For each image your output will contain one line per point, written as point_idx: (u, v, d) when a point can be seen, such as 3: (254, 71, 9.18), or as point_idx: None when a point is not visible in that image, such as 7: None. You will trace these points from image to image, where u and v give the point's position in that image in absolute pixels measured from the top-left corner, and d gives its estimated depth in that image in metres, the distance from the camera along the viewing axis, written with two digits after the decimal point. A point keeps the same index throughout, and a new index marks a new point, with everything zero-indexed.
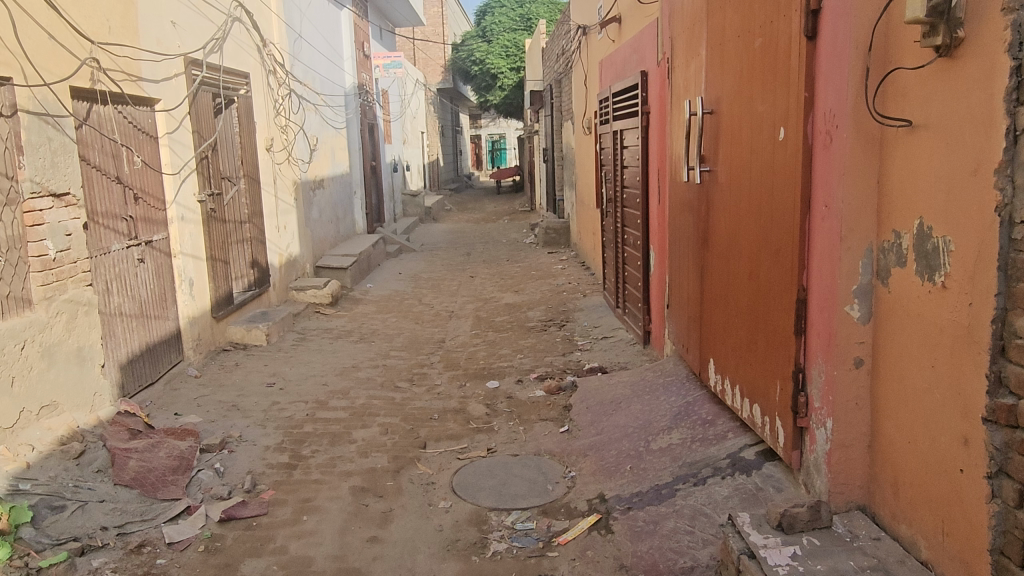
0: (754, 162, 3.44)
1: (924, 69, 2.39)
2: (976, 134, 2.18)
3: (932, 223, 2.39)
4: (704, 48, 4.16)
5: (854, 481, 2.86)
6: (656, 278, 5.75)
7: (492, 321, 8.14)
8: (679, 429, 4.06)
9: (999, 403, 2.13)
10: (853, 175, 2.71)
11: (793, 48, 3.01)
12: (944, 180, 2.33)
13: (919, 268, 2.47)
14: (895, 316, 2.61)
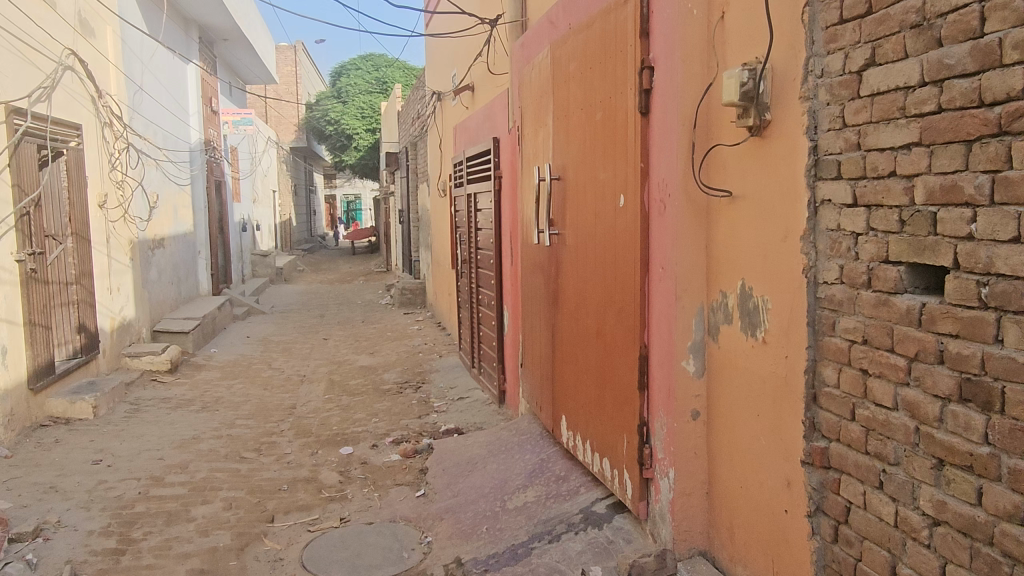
0: (598, 227, 3.65)
1: (740, 146, 2.68)
2: (784, 205, 2.45)
3: (753, 284, 2.63)
4: (551, 118, 4.41)
5: (696, 528, 3.01)
6: (510, 338, 5.87)
7: (347, 384, 7.90)
8: (534, 486, 4.12)
9: (814, 446, 2.35)
10: (684, 239, 2.94)
11: (629, 122, 3.27)
12: (760, 244, 2.59)
13: (743, 324, 2.70)
14: (726, 368, 2.82)
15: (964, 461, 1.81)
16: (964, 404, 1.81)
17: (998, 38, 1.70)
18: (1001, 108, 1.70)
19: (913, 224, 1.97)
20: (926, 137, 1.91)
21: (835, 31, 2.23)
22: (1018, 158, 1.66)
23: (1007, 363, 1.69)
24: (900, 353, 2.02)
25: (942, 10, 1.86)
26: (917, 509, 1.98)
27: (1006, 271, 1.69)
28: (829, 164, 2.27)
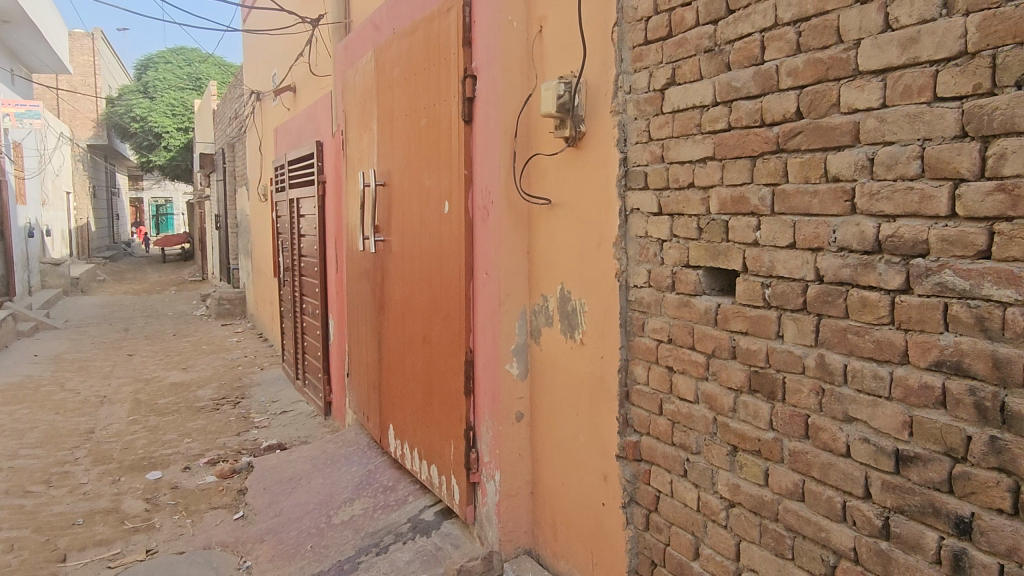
0: (423, 233, 3.64)
1: (557, 156, 2.79)
2: (598, 213, 2.58)
3: (571, 288, 2.75)
4: (375, 124, 4.35)
5: (521, 527, 3.08)
6: (336, 347, 5.70)
7: (155, 404, 7.27)
8: (361, 498, 4.03)
9: (627, 441, 2.49)
10: (506, 245, 3.00)
11: (452, 129, 3.30)
12: (577, 249, 2.71)
13: (562, 327, 2.81)
14: (547, 370, 2.92)
15: (754, 447, 2.00)
16: (752, 395, 2.00)
17: (775, 65, 1.90)
18: (779, 127, 1.90)
19: (709, 231, 2.15)
20: (719, 152, 2.09)
21: (640, 51, 2.39)
22: (793, 173, 1.86)
23: (786, 356, 1.88)
24: (699, 350, 2.19)
25: (730, 37, 2.04)
26: (716, 493, 2.15)
27: (785, 274, 1.89)
28: (637, 175, 2.43)
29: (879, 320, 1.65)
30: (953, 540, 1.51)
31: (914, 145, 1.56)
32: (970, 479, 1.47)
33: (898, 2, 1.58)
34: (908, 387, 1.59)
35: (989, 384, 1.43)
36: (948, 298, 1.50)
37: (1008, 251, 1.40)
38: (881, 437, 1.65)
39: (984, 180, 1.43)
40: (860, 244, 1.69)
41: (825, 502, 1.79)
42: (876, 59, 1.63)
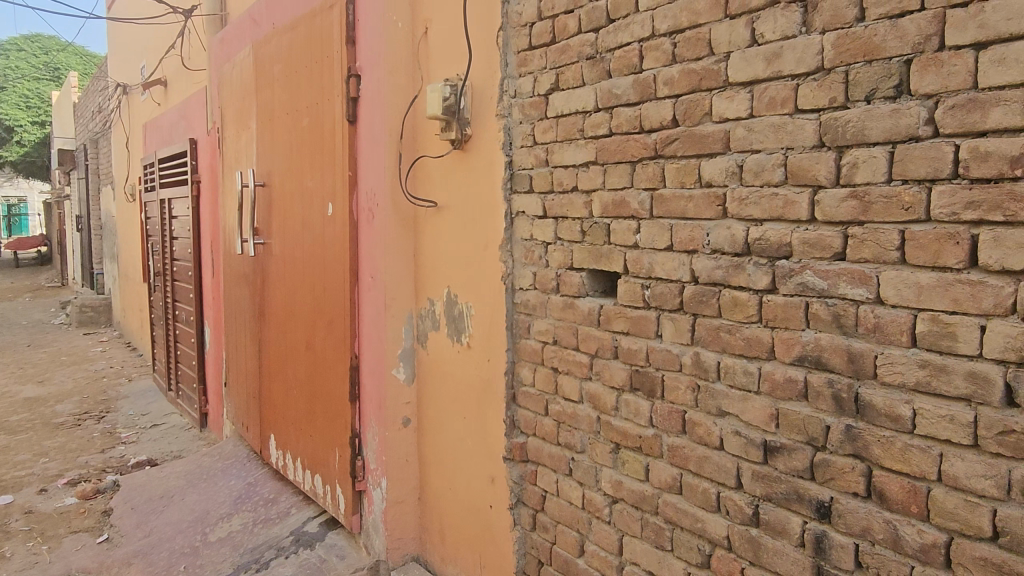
0: (305, 236, 3.53)
1: (444, 159, 2.78)
2: (484, 216, 2.59)
3: (457, 290, 2.74)
4: (253, 121, 4.17)
5: (408, 534, 3.04)
6: (212, 356, 5.42)
7: (5, 421, 6.64)
8: (240, 513, 3.84)
9: (513, 442, 2.50)
10: (392, 248, 2.96)
11: (335, 129, 3.21)
12: (463, 253, 2.70)
13: (449, 330, 2.80)
14: (434, 374, 2.90)
15: (635, 444, 2.06)
16: (633, 393, 2.06)
17: (653, 74, 1.97)
18: (656, 134, 1.97)
19: (592, 234, 2.20)
20: (601, 156, 2.15)
21: (525, 55, 2.42)
22: (670, 178, 1.93)
23: (665, 354, 1.95)
24: (583, 351, 2.23)
25: (610, 45, 2.10)
26: (599, 490, 2.20)
27: (663, 275, 1.96)
28: (522, 179, 2.45)
29: (749, 318, 1.74)
30: (815, 523, 1.61)
31: (778, 153, 1.66)
32: (829, 466, 1.57)
33: (763, 19, 1.68)
34: (775, 381, 1.68)
35: (846, 377, 1.54)
36: (809, 297, 1.61)
37: (860, 253, 1.51)
38: (751, 430, 1.74)
39: (839, 187, 1.54)
40: (732, 246, 1.77)
41: (701, 494, 1.87)
42: (744, 71, 1.72)
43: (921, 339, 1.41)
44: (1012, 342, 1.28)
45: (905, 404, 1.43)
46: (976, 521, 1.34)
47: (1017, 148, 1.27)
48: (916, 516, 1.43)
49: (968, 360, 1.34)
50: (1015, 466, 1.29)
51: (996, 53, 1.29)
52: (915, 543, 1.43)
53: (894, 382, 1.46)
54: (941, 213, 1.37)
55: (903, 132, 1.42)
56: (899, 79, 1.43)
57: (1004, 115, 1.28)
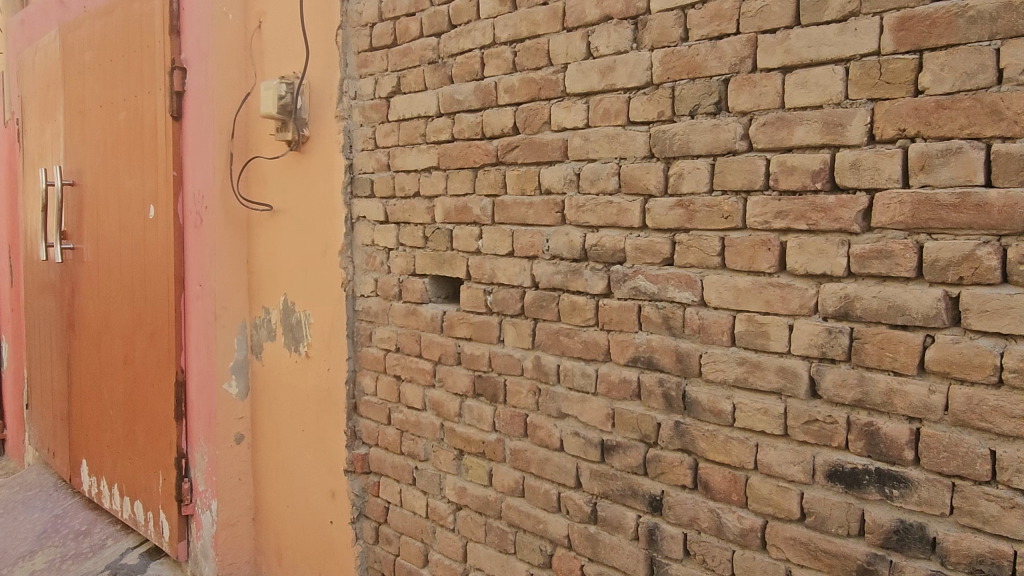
0: (123, 240, 3.23)
1: (279, 160, 2.65)
2: (323, 220, 2.50)
3: (294, 298, 2.62)
4: (61, 114, 3.77)
5: (242, 558, 2.85)
6: (11, 375, 4.83)
7: None
8: (45, 549, 3.43)
9: (355, 454, 2.42)
10: (223, 254, 2.78)
11: (158, 125, 2.97)
12: (301, 259, 2.59)
13: (286, 340, 2.66)
14: (270, 387, 2.75)
15: (478, 450, 2.06)
16: (476, 399, 2.06)
17: (494, 82, 1.99)
18: (497, 141, 1.99)
19: (435, 240, 2.18)
20: (443, 162, 2.14)
21: (366, 56, 2.36)
22: (511, 185, 1.96)
23: (506, 359, 1.97)
24: (426, 358, 2.20)
25: (452, 51, 2.10)
26: (443, 498, 2.18)
27: (505, 280, 1.98)
28: (363, 183, 2.39)
29: (586, 322, 1.79)
30: (648, 517, 1.68)
31: (612, 163, 1.72)
32: (660, 461, 1.65)
33: (598, 33, 1.74)
34: (611, 382, 1.74)
35: (674, 376, 1.62)
36: (641, 301, 1.68)
37: (686, 258, 1.60)
38: (589, 430, 1.79)
39: (667, 196, 1.63)
40: (570, 252, 1.82)
41: (542, 495, 1.90)
42: (580, 83, 1.78)
43: (739, 338, 1.52)
44: (815, 339, 1.41)
45: (726, 400, 1.54)
46: (786, 504, 1.45)
47: (817, 163, 1.40)
48: (736, 504, 1.53)
49: (779, 357, 1.46)
50: (819, 452, 1.41)
51: (799, 77, 1.42)
52: (736, 528, 1.53)
53: (716, 379, 1.55)
54: (756, 221, 1.49)
55: (723, 146, 1.53)
56: (718, 97, 1.54)
57: (806, 133, 1.41)
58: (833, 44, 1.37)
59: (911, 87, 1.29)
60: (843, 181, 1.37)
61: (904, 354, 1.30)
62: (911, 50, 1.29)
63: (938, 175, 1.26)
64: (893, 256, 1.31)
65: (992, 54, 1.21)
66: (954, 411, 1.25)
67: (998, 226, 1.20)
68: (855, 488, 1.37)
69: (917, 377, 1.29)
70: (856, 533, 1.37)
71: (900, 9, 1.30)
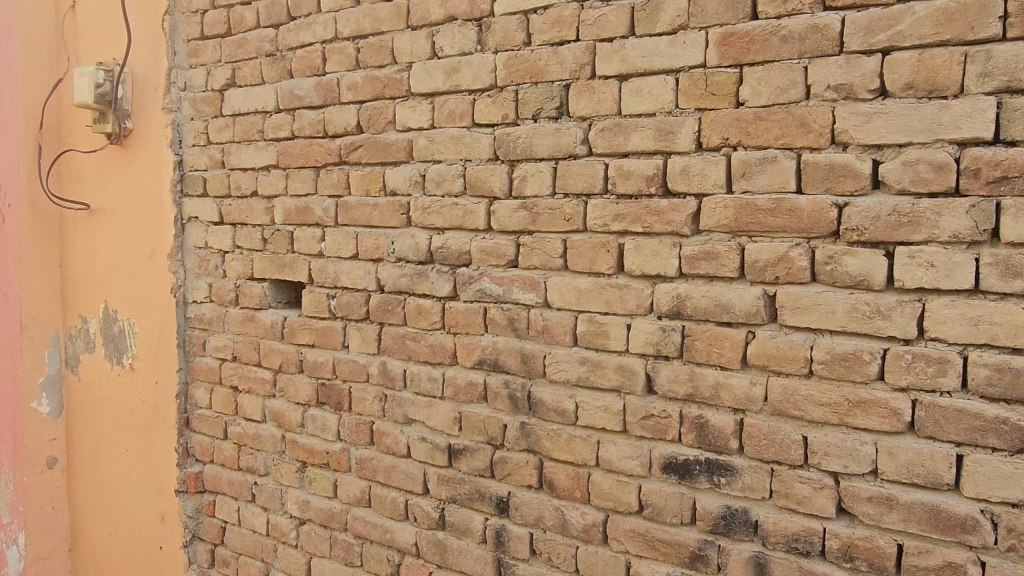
0: None
1: (97, 155, 2.41)
2: (149, 221, 2.30)
3: (116, 306, 2.40)
4: None
5: None
6: None
7: None
8: None
9: (187, 472, 2.25)
10: (32, 258, 2.49)
11: None
12: (123, 263, 2.37)
13: (107, 351, 2.43)
14: (88, 404, 2.50)
15: (322, 461, 1.97)
16: (320, 408, 1.98)
17: (336, 78, 1.92)
18: (340, 140, 1.92)
19: (274, 242, 2.07)
20: (282, 161, 2.03)
21: (197, 45, 2.21)
22: (355, 185, 1.89)
23: (351, 365, 1.90)
24: (266, 366, 2.08)
25: (291, 44, 2.00)
26: (285, 514, 2.07)
27: (349, 284, 1.91)
28: (194, 181, 2.23)
29: (433, 325, 1.77)
30: (495, 519, 1.68)
31: (457, 165, 1.71)
32: (506, 463, 1.65)
33: (442, 33, 1.72)
34: (457, 385, 1.72)
35: (519, 377, 1.63)
36: (487, 303, 1.68)
37: (530, 260, 1.61)
38: (436, 435, 1.77)
39: (511, 199, 1.64)
40: (416, 254, 1.79)
41: (389, 504, 1.85)
42: (425, 82, 1.76)
43: (581, 338, 1.55)
44: (650, 337, 1.46)
45: (568, 399, 1.56)
46: (626, 498, 1.50)
47: (651, 168, 1.45)
48: (580, 500, 1.56)
49: (618, 355, 1.51)
50: (655, 445, 1.47)
51: (633, 85, 1.47)
52: (579, 524, 1.56)
53: (559, 379, 1.58)
54: (596, 224, 1.52)
55: (564, 150, 1.56)
56: (559, 102, 1.57)
57: (641, 139, 1.47)
58: (664, 55, 1.44)
59: (733, 99, 1.37)
60: (674, 186, 1.43)
61: (729, 349, 1.38)
62: (733, 65, 1.37)
63: (757, 182, 1.35)
64: (719, 257, 1.39)
65: (801, 71, 1.31)
66: (772, 401, 1.34)
67: (808, 230, 1.30)
68: (687, 479, 1.43)
69: (741, 370, 1.38)
70: (689, 521, 1.44)
71: (723, 25, 1.38)
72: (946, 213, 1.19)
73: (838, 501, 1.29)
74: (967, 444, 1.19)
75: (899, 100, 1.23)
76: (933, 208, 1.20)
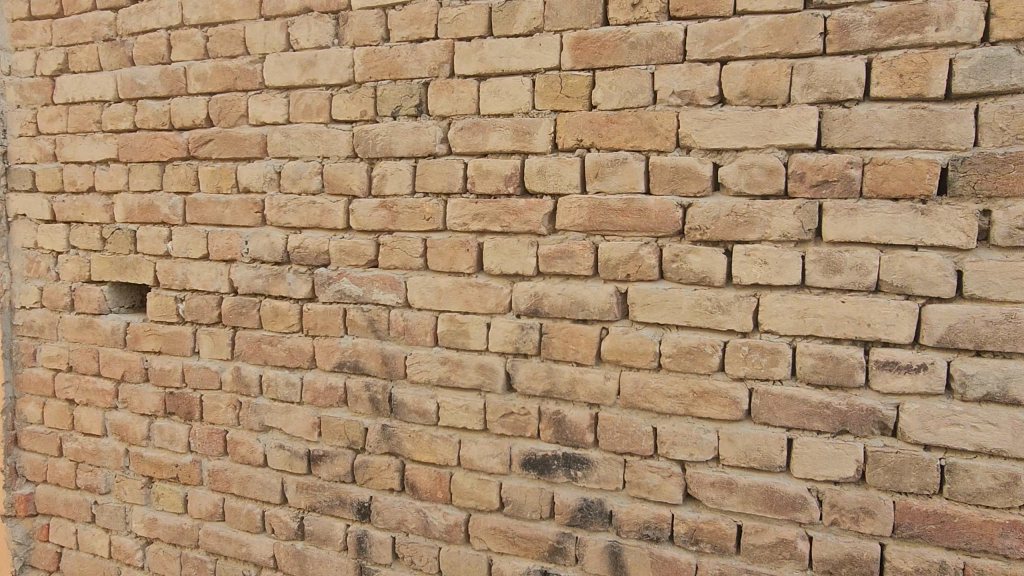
0: None
1: None
2: None
3: None
4: None
5: None
6: None
7: None
8: None
9: (15, 495, 2.05)
10: None
11: None
12: None
13: None
14: None
15: (171, 474, 1.85)
16: (168, 418, 1.86)
17: (183, 68, 1.80)
18: (188, 134, 1.81)
19: (114, 242, 1.92)
20: (123, 154, 1.89)
21: (23, 26, 2.01)
22: (204, 182, 1.79)
23: (202, 372, 1.80)
24: (106, 376, 1.93)
25: (132, 29, 1.86)
26: (130, 533, 1.93)
27: (199, 286, 1.81)
28: (21, 175, 2.03)
29: (290, 328, 1.70)
30: (356, 525, 1.65)
31: (314, 162, 1.66)
32: (367, 467, 1.62)
33: (297, 25, 1.66)
34: (316, 390, 1.67)
35: (380, 379, 1.61)
36: (346, 304, 1.63)
37: (390, 260, 1.59)
38: (294, 442, 1.70)
39: (370, 197, 1.60)
40: (271, 255, 1.71)
41: (244, 517, 1.76)
42: (280, 75, 1.68)
43: (442, 338, 1.54)
44: (509, 336, 1.48)
45: (430, 399, 1.55)
46: (487, 496, 1.51)
47: (508, 168, 1.47)
48: (441, 501, 1.55)
49: (478, 354, 1.51)
50: (515, 443, 1.49)
51: (491, 85, 1.48)
52: (441, 525, 1.55)
53: (420, 380, 1.56)
54: (455, 223, 1.52)
55: (423, 149, 1.54)
56: (419, 100, 1.55)
57: (499, 139, 1.48)
58: (520, 57, 1.45)
59: (586, 102, 1.41)
60: (532, 186, 1.45)
61: (584, 346, 1.42)
62: (586, 68, 1.41)
63: (609, 182, 1.39)
64: (574, 256, 1.42)
65: (648, 76, 1.36)
66: (624, 395, 1.39)
67: (656, 229, 1.36)
68: (545, 474, 1.46)
69: (595, 366, 1.42)
70: (548, 516, 1.46)
71: (576, 29, 1.41)
72: (776, 213, 1.28)
73: (685, 487, 1.36)
74: (796, 428, 1.28)
75: (736, 107, 1.30)
76: (766, 209, 1.28)
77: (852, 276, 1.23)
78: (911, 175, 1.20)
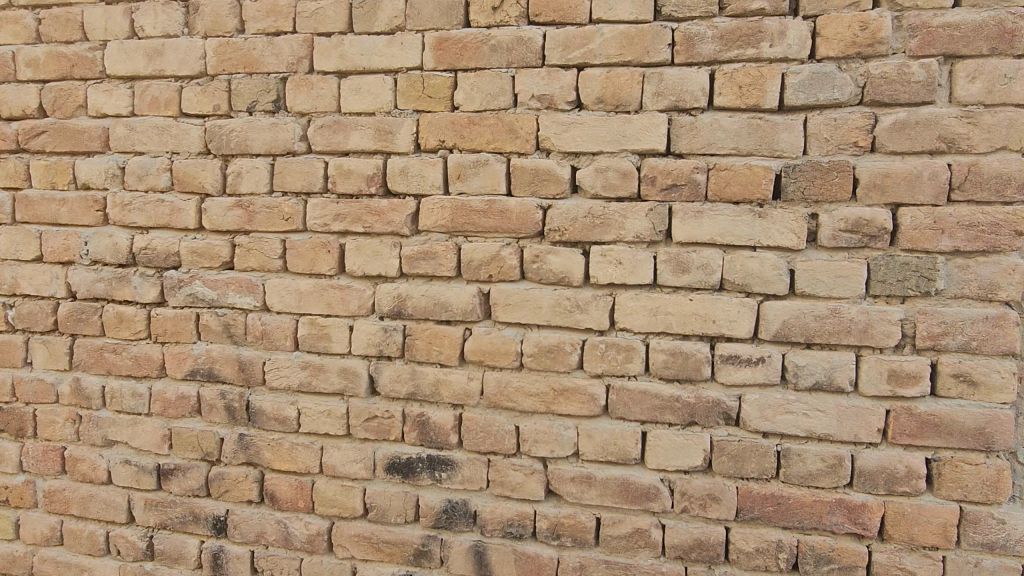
0: None
1: None
2: None
3: None
4: None
5: None
6: None
7: None
8: None
9: None
10: None
11: None
12: None
13: None
14: None
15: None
16: None
17: (10, 51, 1.64)
18: (17, 124, 1.65)
19: None
20: None
21: None
22: (36, 177, 1.64)
23: (36, 385, 1.65)
24: None
25: None
26: None
27: (30, 291, 1.65)
28: None
29: (136, 335, 1.59)
30: (212, 540, 1.57)
31: (162, 158, 1.56)
32: (223, 479, 1.54)
33: (143, 12, 1.56)
34: (166, 400, 1.57)
35: (236, 387, 1.53)
36: (199, 308, 1.55)
37: (246, 261, 1.52)
38: (142, 456, 1.60)
39: (225, 196, 1.53)
40: (114, 256, 1.60)
41: (86, 539, 1.64)
42: (123, 64, 1.57)
43: (302, 342, 1.49)
44: (372, 338, 1.45)
45: (290, 406, 1.50)
46: (350, 503, 1.48)
47: (370, 167, 1.44)
48: (303, 511, 1.51)
49: (341, 358, 1.48)
50: (379, 447, 1.47)
51: (352, 83, 1.45)
52: (302, 535, 1.50)
53: (279, 386, 1.51)
54: (316, 224, 1.48)
55: (281, 147, 1.49)
56: (276, 95, 1.49)
57: (360, 138, 1.45)
58: (382, 55, 1.43)
59: (448, 103, 1.41)
60: (394, 186, 1.43)
61: (447, 347, 1.42)
62: (448, 69, 1.40)
63: (471, 184, 1.40)
64: (436, 257, 1.42)
65: (509, 79, 1.37)
66: (488, 395, 1.40)
67: (517, 230, 1.38)
68: (410, 477, 1.45)
69: (459, 366, 1.42)
70: (413, 519, 1.45)
71: (438, 30, 1.40)
72: (630, 215, 1.33)
73: (547, 484, 1.39)
74: (649, 422, 1.34)
75: (592, 112, 1.34)
76: (620, 211, 1.33)
77: (698, 276, 1.30)
78: (749, 181, 1.28)
